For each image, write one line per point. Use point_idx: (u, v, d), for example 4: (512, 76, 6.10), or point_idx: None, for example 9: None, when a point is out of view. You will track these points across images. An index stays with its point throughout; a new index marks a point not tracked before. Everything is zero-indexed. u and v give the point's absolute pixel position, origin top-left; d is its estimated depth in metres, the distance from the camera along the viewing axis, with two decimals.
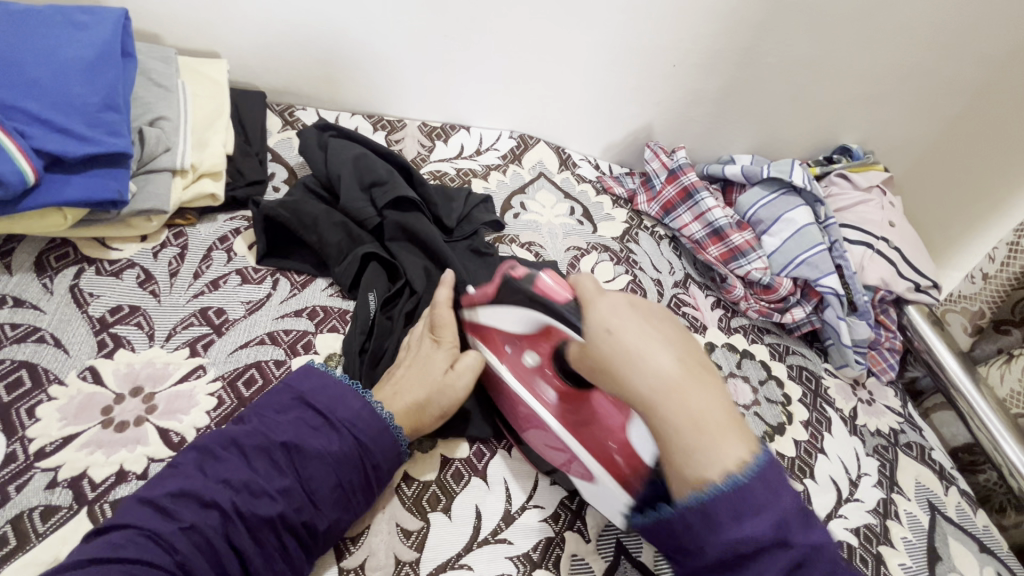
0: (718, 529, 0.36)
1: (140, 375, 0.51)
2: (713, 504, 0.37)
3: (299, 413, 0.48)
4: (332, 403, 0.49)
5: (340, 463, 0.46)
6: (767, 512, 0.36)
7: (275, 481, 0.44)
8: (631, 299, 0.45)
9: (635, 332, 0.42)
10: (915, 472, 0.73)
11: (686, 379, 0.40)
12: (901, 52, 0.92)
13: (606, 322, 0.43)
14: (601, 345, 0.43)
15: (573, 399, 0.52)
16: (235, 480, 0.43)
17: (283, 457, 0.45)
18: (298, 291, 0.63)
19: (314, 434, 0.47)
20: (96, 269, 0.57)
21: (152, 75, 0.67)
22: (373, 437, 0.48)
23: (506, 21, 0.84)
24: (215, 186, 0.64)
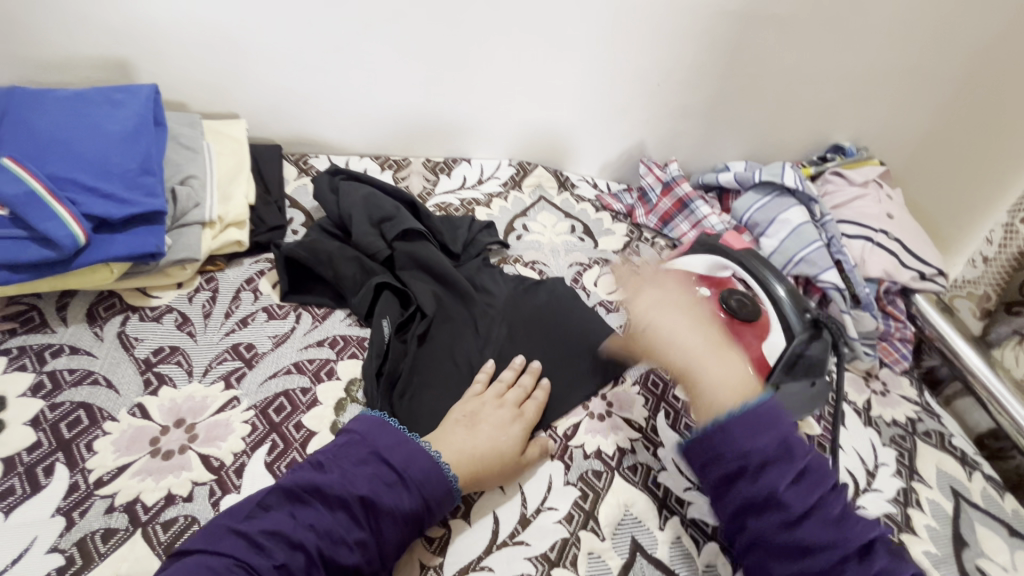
0: (732, 435, 0.49)
1: (182, 408, 0.56)
2: (729, 418, 0.50)
3: (375, 467, 0.51)
4: (406, 459, 0.52)
5: (408, 520, 0.50)
6: (773, 432, 0.49)
7: (353, 532, 0.47)
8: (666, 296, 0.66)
9: (675, 318, 0.62)
10: (935, 459, 0.73)
11: (707, 346, 0.58)
12: (881, 51, 0.95)
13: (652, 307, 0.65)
14: (650, 317, 0.64)
15: (734, 328, 0.70)
16: (319, 527, 0.47)
17: (360, 509, 0.48)
18: (319, 323, 0.68)
19: (388, 490, 0.50)
20: (140, 316, 0.64)
21: (183, 139, 0.75)
22: (437, 496, 0.52)
23: (496, 60, 0.91)
24: (241, 234, 0.71)
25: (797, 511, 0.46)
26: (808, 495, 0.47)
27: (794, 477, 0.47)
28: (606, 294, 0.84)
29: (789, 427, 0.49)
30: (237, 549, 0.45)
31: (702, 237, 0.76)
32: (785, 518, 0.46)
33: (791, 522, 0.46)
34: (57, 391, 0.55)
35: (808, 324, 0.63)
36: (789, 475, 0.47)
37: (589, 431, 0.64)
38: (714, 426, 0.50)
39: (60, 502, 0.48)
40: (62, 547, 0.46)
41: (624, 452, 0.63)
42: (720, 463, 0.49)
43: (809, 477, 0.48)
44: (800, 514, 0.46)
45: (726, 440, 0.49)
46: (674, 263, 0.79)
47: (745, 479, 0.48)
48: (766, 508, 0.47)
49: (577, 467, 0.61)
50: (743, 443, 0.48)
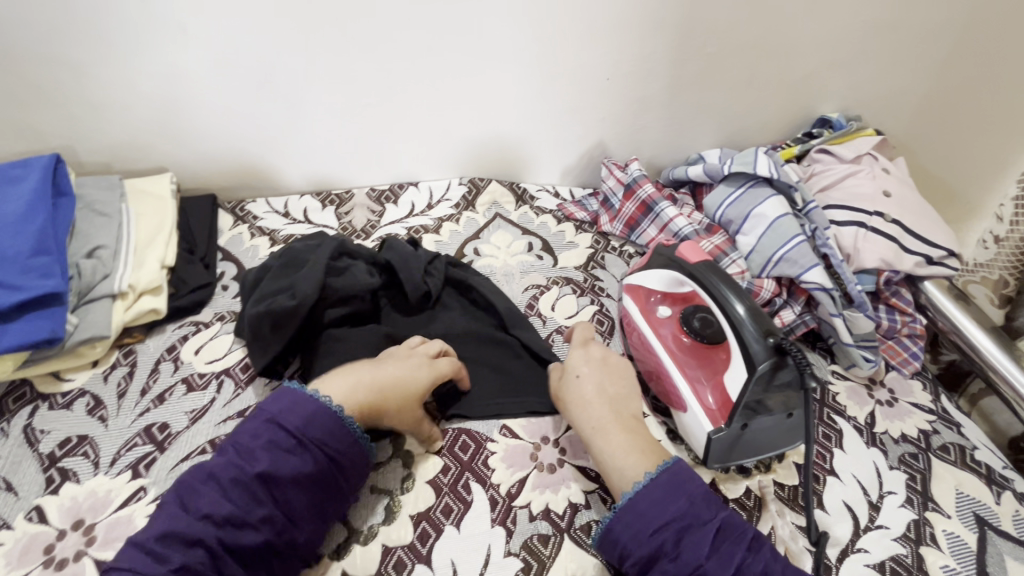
0: (647, 513, 0.48)
1: (83, 506, 0.53)
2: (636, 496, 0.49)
3: (271, 438, 0.49)
4: (303, 421, 0.50)
5: (311, 480, 0.49)
6: (682, 503, 0.48)
7: (255, 511, 0.46)
8: (603, 357, 0.63)
9: (599, 386, 0.59)
10: (954, 480, 0.63)
11: (606, 419, 0.56)
12: (858, 6, 0.83)
13: (578, 371, 0.61)
14: (572, 384, 0.60)
15: (696, 353, 0.63)
16: (218, 516, 0.45)
17: (261, 487, 0.47)
18: (241, 390, 0.63)
19: (287, 458, 0.48)
20: (50, 404, 0.60)
21: (94, 205, 0.72)
22: (341, 451, 0.51)
23: (425, 78, 0.84)
24: (157, 301, 0.67)
25: None
26: (728, 559, 0.46)
27: (711, 543, 0.46)
28: (564, 319, 0.77)
29: (697, 491, 0.50)
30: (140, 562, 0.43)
31: (657, 248, 0.68)
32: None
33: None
34: None
35: (771, 350, 0.54)
36: (704, 544, 0.46)
37: (536, 488, 0.58)
38: (624, 506, 0.49)
39: None
40: None
41: (576, 510, 0.56)
42: (636, 547, 0.48)
43: (726, 536, 0.47)
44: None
45: (638, 517, 0.48)
46: (634, 279, 0.71)
47: (664, 557, 0.47)
48: None
49: (521, 533, 0.54)
50: (656, 518, 0.48)
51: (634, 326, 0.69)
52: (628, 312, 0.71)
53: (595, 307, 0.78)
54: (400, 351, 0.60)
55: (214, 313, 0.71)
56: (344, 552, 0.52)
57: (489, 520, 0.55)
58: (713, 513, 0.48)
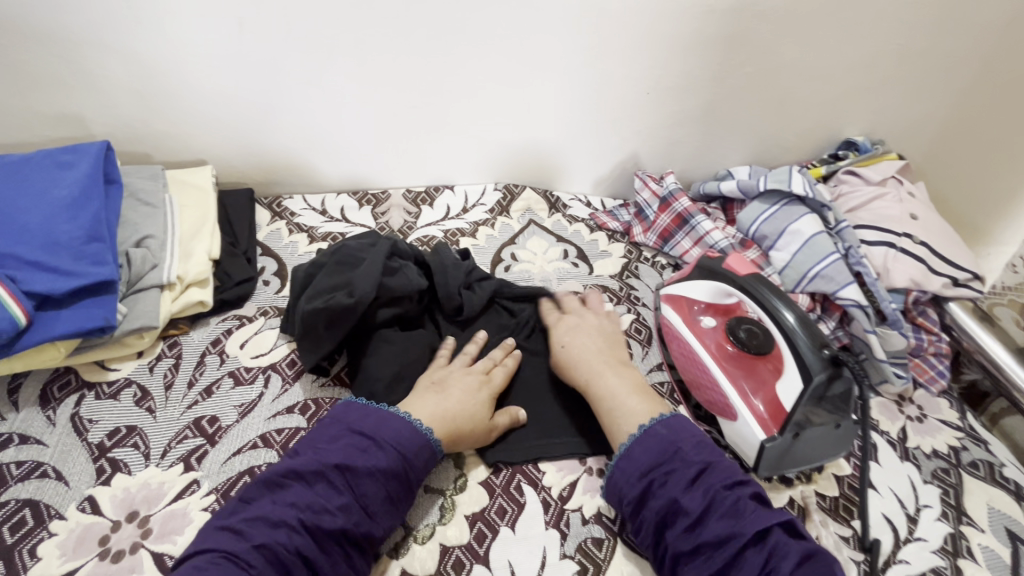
0: (640, 461, 0.52)
1: (136, 498, 0.52)
2: (632, 445, 0.54)
3: (347, 439, 0.51)
4: (376, 423, 0.53)
5: (388, 476, 0.50)
6: (670, 449, 0.53)
7: (334, 499, 0.47)
8: (575, 325, 0.68)
9: (582, 350, 0.64)
10: (985, 495, 0.64)
11: (593, 369, 0.62)
12: (891, 35, 0.86)
13: (561, 341, 0.66)
14: (558, 352, 0.65)
15: (743, 362, 0.64)
16: (301, 502, 0.47)
17: (338, 477, 0.48)
18: (289, 386, 0.63)
19: (363, 453, 0.50)
20: (96, 393, 0.60)
21: (140, 194, 0.71)
22: (413, 449, 0.52)
23: (470, 84, 0.85)
24: (204, 293, 0.67)
25: (697, 513, 0.48)
26: (704, 493, 0.49)
27: (689, 481, 0.50)
28: None
29: (686, 441, 0.54)
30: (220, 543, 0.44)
31: (702, 258, 0.70)
32: (687, 523, 0.48)
33: (695, 523, 0.48)
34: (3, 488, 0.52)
35: (827, 362, 0.56)
36: (684, 481, 0.50)
37: (587, 491, 0.58)
38: (620, 456, 0.54)
39: None
40: None
41: None
42: (627, 490, 0.52)
43: (708, 480, 0.50)
44: (698, 514, 0.48)
45: (631, 463, 0.53)
46: (676, 289, 0.73)
47: (652, 497, 0.51)
48: (675, 517, 0.49)
49: (574, 535, 0.55)
50: (644, 462, 0.52)
51: (675, 335, 0.70)
52: (669, 320, 0.72)
53: (633, 316, 0.79)
54: (455, 373, 0.61)
55: (257, 307, 0.71)
56: (402, 551, 0.52)
57: (542, 522, 0.55)
58: (695, 456, 0.52)
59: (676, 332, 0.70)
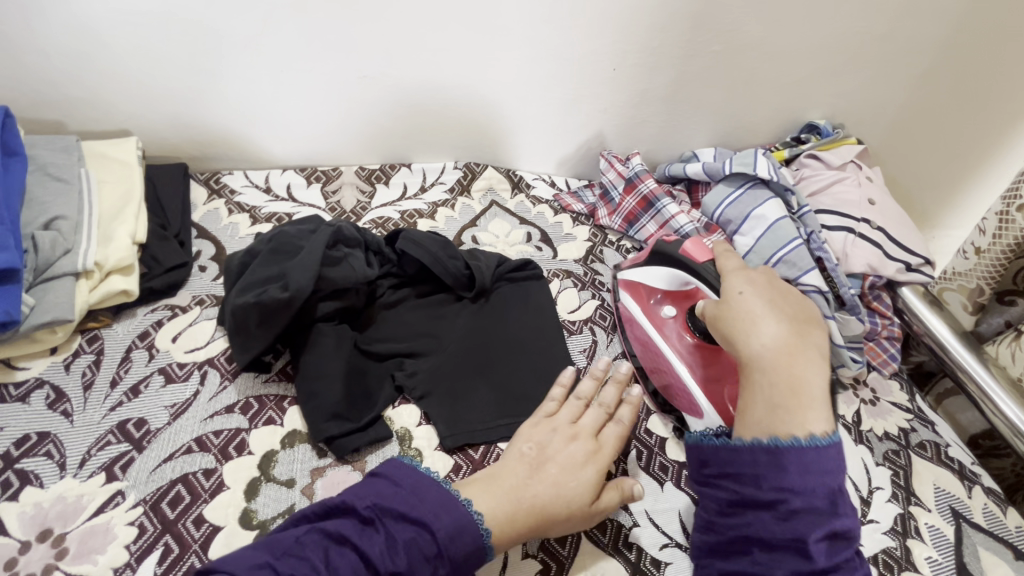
0: (790, 486, 0.43)
1: (50, 514, 0.47)
2: (790, 449, 0.43)
3: (415, 535, 0.42)
4: (454, 530, 0.43)
5: None
6: (829, 484, 0.43)
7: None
8: (766, 281, 0.55)
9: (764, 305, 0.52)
10: (932, 475, 0.67)
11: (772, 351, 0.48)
12: (856, 17, 0.85)
13: (740, 290, 0.54)
14: (736, 302, 0.53)
15: (705, 351, 0.64)
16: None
17: None
18: (228, 383, 0.58)
19: (425, 565, 0.42)
20: (2, 396, 0.53)
21: (49, 168, 0.63)
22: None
23: (426, 55, 0.79)
24: (128, 281, 0.60)
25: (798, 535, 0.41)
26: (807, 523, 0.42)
27: (827, 530, 0.41)
28: (567, 313, 0.74)
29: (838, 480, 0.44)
30: None
31: (656, 244, 0.68)
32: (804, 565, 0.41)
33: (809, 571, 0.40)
34: None
35: None
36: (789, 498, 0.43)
37: None
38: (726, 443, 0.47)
39: None
40: None
41: None
42: (751, 486, 0.44)
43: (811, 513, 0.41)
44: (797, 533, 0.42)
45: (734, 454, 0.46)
46: (634, 276, 0.71)
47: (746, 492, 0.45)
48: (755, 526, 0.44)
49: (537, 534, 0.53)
50: (791, 478, 0.43)
51: (634, 325, 0.69)
52: (626, 309, 0.71)
53: (598, 301, 0.76)
54: (557, 439, 0.52)
55: (192, 296, 0.65)
56: None
57: None
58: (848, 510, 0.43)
59: (635, 322, 0.69)
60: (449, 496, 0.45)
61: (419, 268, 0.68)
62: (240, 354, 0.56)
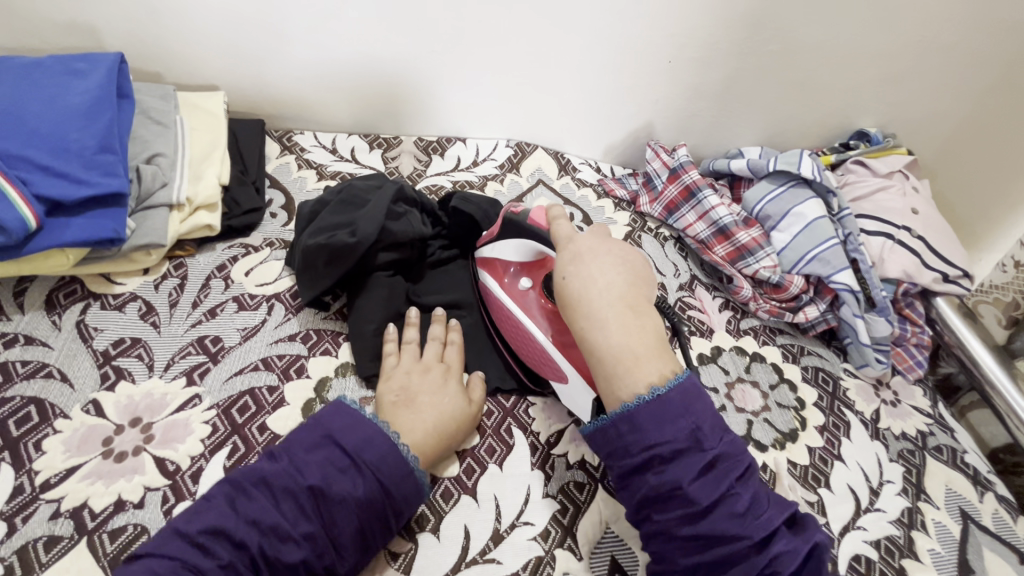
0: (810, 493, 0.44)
1: (140, 405, 0.54)
2: (638, 409, 0.46)
3: (327, 452, 0.48)
4: (360, 442, 0.49)
5: (362, 507, 0.46)
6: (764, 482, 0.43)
7: (301, 526, 0.45)
8: (587, 250, 0.55)
9: (586, 284, 0.52)
10: (945, 477, 0.68)
11: (607, 324, 0.50)
12: (918, 26, 0.85)
13: (569, 272, 0.54)
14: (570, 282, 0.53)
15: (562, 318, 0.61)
16: (263, 523, 0.44)
17: (309, 501, 0.45)
18: (292, 316, 0.64)
19: (340, 477, 0.47)
20: (102, 304, 0.60)
21: (151, 112, 0.71)
22: (396, 480, 0.48)
23: (493, 34, 0.83)
24: (212, 217, 0.67)
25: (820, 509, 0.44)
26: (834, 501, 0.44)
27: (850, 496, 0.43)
28: None
29: (703, 413, 0.47)
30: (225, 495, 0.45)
31: (507, 217, 0.63)
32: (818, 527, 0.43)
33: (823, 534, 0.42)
34: (10, 384, 0.53)
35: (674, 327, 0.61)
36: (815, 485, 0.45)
37: (574, 440, 0.60)
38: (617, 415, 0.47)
39: (4, 505, 0.46)
40: (1, 555, 0.44)
41: None
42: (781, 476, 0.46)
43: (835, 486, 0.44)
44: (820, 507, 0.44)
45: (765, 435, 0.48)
46: (487, 253, 0.66)
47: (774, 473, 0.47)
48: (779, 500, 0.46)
49: (558, 478, 0.57)
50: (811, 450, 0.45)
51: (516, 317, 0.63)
52: (484, 285, 0.66)
53: None
54: (412, 375, 0.58)
55: (263, 238, 0.71)
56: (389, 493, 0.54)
57: (529, 464, 0.58)
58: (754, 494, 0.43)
59: (495, 297, 0.65)
60: (356, 414, 0.51)
61: (467, 228, 0.72)
62: (306, 291, 0.62)
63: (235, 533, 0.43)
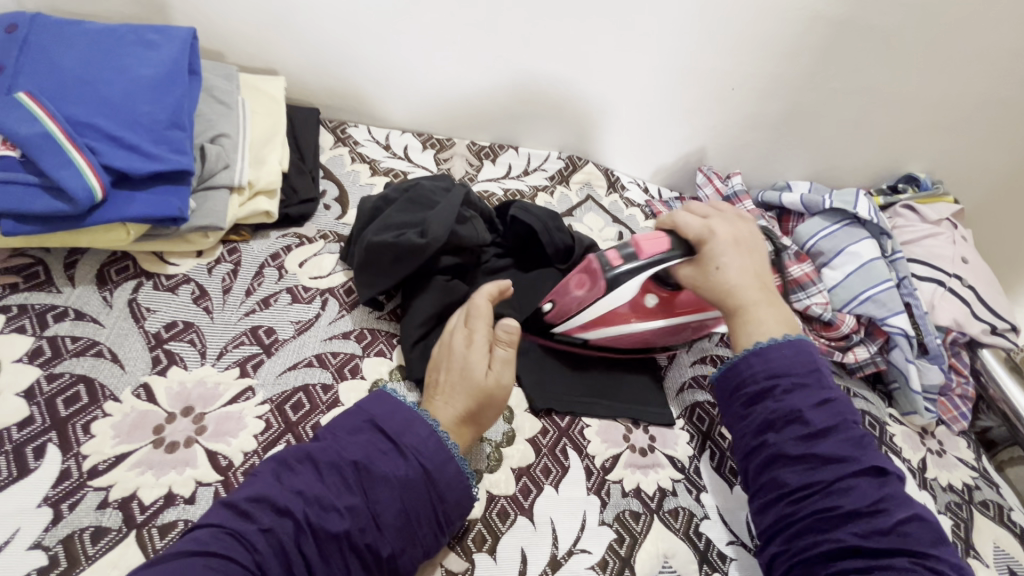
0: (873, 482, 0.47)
1: (192, 394, 0.51)
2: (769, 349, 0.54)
3: (368, 434, 0.47)
4: (402, 425, 0.47)
5: (406, 487, 0.45)
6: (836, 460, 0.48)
7: (343, 498, 0.43)
8: (733, 242, 0.61)
9: (739, 273, 0.59)
10: (992, 534, 0.67)
11: (756, 291, 0.59)
12: (984, 77, 0.85)
13: (718, 259, 0.60)
14: (724, 263, 0.59)
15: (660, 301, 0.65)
16: (309, 493, 0.42)
17: (352, 475, 0.44)
18: (346, 313, 0.62)
19: (384, 457, 0.45)
20: (154, 284, 0.58)
21: (215, 92, 0.69)
22: (438, 463, 0.46)
23: (561, 44, 0.82)
24: (271, 204, 0.65)
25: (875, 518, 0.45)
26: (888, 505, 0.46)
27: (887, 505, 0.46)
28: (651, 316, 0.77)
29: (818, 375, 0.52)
30: (282, 474, 0.44)
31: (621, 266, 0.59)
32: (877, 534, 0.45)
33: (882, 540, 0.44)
34: (58, 360, 0.51)
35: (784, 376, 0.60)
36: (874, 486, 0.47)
37: (629, 466, 0.58)
38: (751, 352, 0.54)
39: (49, 490, 0.43)
40: (46, 544, 0.41)
41: (665, 494, 0.57)
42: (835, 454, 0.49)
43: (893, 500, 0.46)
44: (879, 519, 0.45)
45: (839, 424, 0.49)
46: (593, 312, 0.62)
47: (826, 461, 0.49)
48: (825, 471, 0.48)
49: (614, 505, 0.55)
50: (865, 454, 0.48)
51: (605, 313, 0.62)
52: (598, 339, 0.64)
53: None
54: (457, 355, 0.53)
55: (317, 230, 0.69)
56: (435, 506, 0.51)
57: (585, 488, 0.56)
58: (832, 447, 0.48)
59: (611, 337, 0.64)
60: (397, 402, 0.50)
61: (524, 237, 0.70)
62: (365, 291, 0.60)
63: (299, 511, 0.41)
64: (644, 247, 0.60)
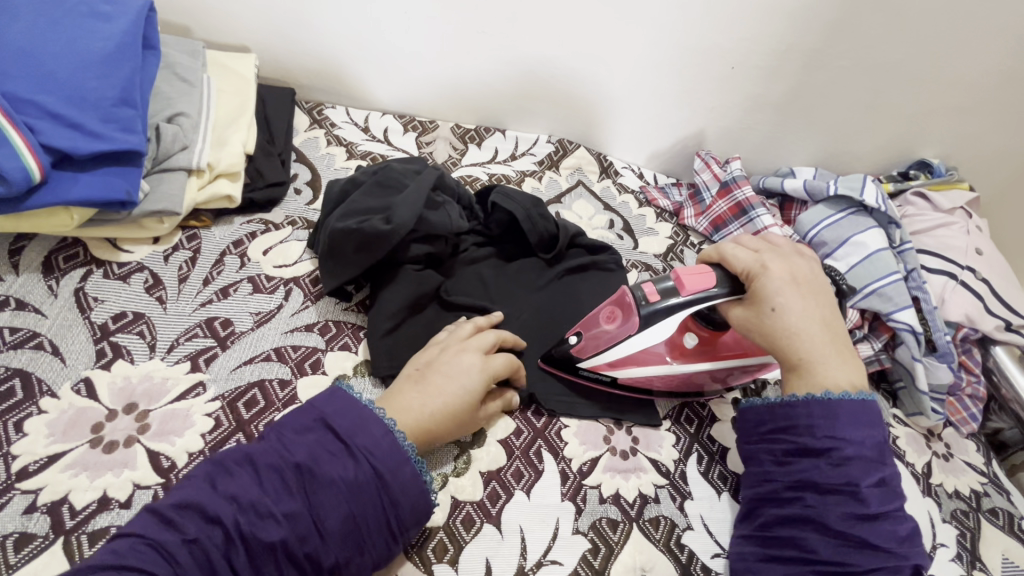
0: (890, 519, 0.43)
1: (136, 390, 0.48)
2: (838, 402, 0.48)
3: (317, 434, 0.43)
4: (354, 425, 0.44)
5: (354, 493, 0.41)
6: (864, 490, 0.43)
7: (283, 503, 0.40)
8: (793, 277, 0.54)
9: (801, 316, 0.53)
10: (1001, 545, 0.63)
11: (823, 338, 0.52)
12: (1006, 55, 0.79)
13: (778, 300, 0.53)
14: (782, 305, 0.53)
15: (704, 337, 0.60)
16: (243, 498, 0.39)
17: (294, 478, 0.41)
18: (310, 304, 0.58)
19: (331, 460, 0.42)
20: (105, 272, 0.55)
21: (177, 68, 0.65)
22: (392, 467, 0.43)
23: (548, 21, 0.78)
24: (233, 188, 0.61)
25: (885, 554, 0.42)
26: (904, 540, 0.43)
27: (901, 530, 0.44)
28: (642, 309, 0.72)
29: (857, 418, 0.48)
30: (221, 476, 0.40)
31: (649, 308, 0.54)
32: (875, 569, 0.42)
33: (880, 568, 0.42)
34: None
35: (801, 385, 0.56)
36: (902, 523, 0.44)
37: (608, 470, 0.55)
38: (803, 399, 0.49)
39: None
40: None
41: (646, 502, 0.53)
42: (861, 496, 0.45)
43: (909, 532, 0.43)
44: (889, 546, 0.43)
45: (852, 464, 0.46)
46: (623, 349, 0.56)
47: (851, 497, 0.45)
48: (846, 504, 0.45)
49: (590, 513, 0.52)
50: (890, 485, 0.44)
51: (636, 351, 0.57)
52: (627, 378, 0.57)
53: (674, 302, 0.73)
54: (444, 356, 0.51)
55: (285, 216, 0.66)
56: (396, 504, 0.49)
57: (559, 493, 0.52)
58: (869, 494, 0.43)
59: (643, 375, 0.58)
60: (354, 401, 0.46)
61: (505, 224, 0.66)
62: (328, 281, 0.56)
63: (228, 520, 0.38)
64: (686, 282, 0.54)
